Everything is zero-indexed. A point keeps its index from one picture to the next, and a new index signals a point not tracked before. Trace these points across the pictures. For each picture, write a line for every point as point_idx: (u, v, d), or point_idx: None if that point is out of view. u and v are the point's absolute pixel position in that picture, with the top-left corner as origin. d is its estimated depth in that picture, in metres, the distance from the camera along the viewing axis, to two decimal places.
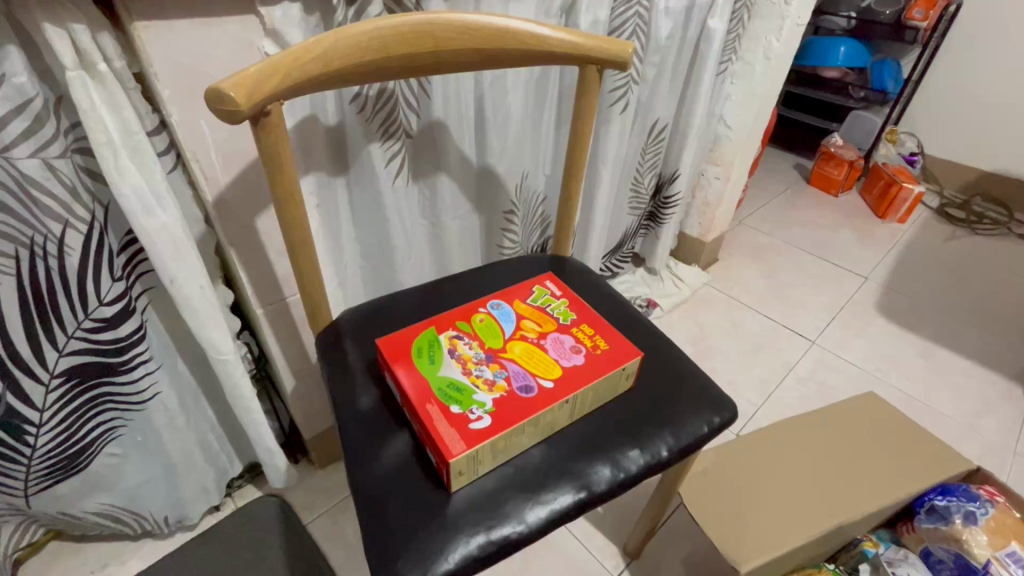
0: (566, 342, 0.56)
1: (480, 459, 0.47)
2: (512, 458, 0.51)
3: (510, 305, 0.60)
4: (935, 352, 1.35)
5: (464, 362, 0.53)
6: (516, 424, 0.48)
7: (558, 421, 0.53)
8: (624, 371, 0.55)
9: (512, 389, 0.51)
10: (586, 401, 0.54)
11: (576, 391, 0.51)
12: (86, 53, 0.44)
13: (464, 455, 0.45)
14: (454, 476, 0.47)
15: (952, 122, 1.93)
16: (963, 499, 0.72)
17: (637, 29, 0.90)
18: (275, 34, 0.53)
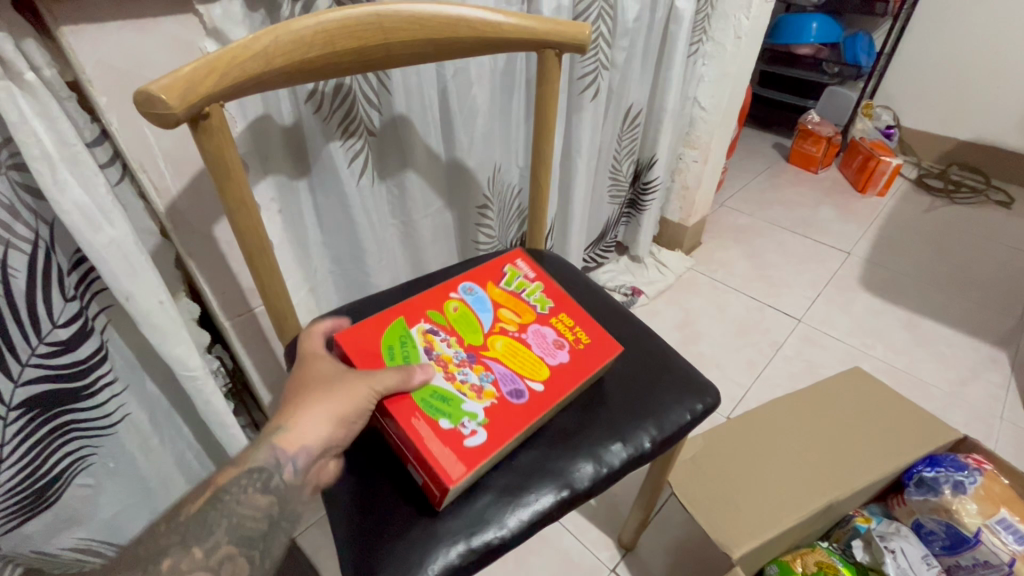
0: (549, 336, 0.55)
1: (477, 473, 0.46)
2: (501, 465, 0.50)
3: (483, 294, 0.58)
4: (919, 322, 1.36)
5: (445, 364, 0.50)
6: (512, 433, 0.47)
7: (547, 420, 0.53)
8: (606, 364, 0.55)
9: (502, 395, 0.49)
10: (575, 397, 0.54)
11: (567, 392, 0.51)
12: (10, 63, 0.42)
13: (462, 475, 0.43)
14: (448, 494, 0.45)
15: (925, 93, 1.95)
16: (951, 469, 0.72)
17: (603, 13, 0.88)
18: (216, 32, 0.51)
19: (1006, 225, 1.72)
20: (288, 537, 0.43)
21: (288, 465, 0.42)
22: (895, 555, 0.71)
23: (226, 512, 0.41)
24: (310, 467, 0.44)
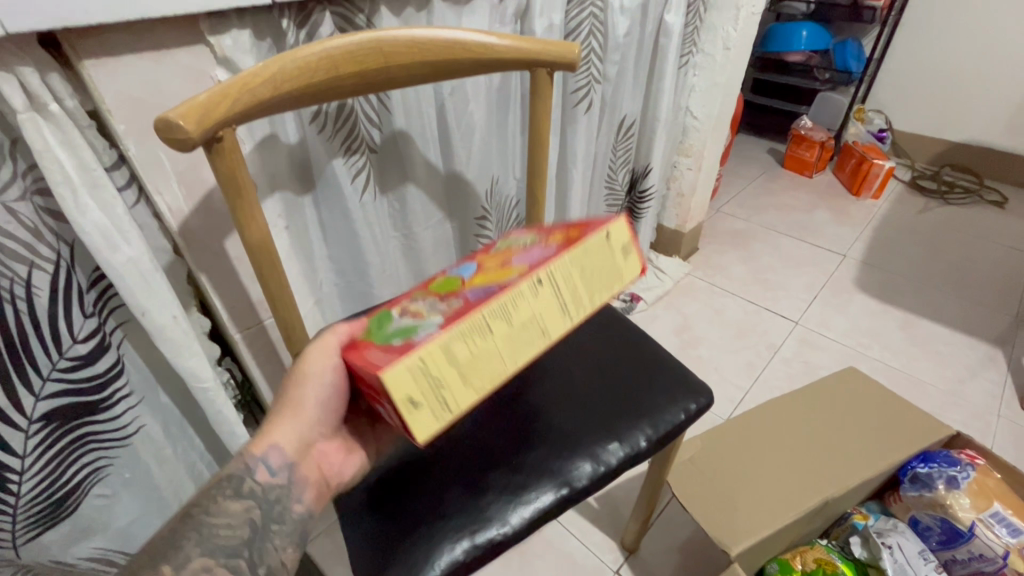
0: (535, 246, 0.45)
1: (440, 385, 0.35)
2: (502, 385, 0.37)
3: (473, 255, 0.52)
4: (915, 322, 1.37)
5: (414, 308, 0.43)
6: (471, 314, 0.36)
7: (562, 321, 0.40)
8: (613, 240, 0.41)
9: (467, 300, 0.39)
10: (592, 283, 0.41)
11: (547, 266, 0.38)
12: (36, 95, 0.45)
13: (394, 364, 0.33)
14: (406, 408, 0.33)
15: (916, 97, 1.98)
16: (944, 465, 0.73)
17: (593, 30, 0.93)
18: (226, 61, 0.54)
19: (1000, 224, 1.74)
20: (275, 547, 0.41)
21: (261, 470, 0.41)
22: (891, 550, 0.72)
23: (196, 524, 0.38)
24: (292, 463, 0.43)
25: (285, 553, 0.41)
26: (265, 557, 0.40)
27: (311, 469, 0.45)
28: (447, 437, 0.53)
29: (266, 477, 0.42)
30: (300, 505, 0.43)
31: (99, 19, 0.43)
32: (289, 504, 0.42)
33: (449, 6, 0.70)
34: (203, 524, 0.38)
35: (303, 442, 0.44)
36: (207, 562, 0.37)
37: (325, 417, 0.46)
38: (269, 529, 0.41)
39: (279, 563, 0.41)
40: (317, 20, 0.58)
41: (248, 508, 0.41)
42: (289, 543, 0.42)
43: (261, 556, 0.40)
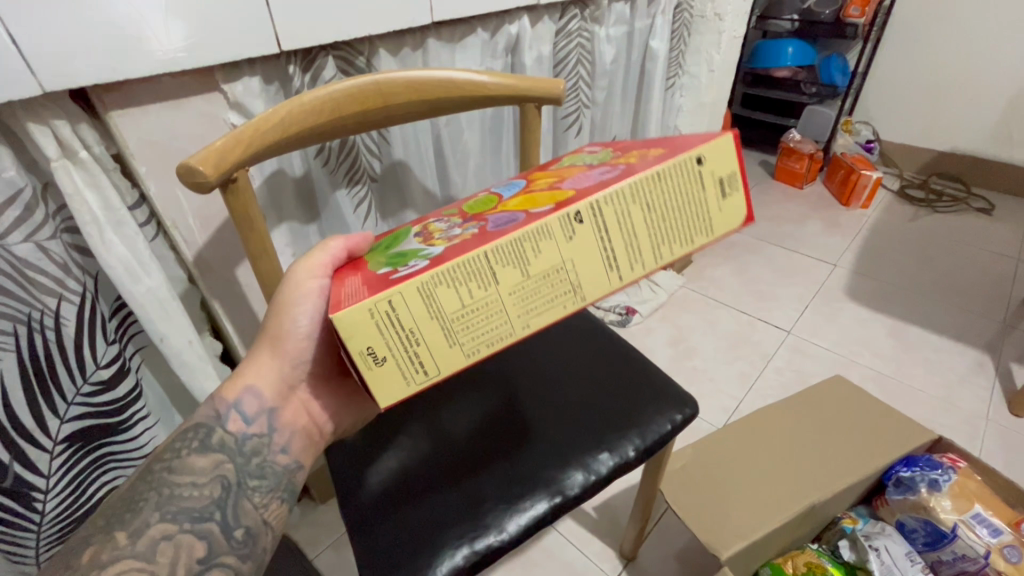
0: (590, 175, 0.43)
1: (416, 328, 0.34)
2: (487, 343, 0.36)
3: (522, 180, 0.51)
4: (905, 329, 1.40)
5: (430, 235, 0.44)
6: (460, 260, 0.34)
7: (578, 279, 0.37)
8: (703, 168, 0.38)
9: (483, 230, 0.39)
10: (629, 235, 0.38)
11: (586, 199, 0.36)
12: (68, 144, 0.49)
13: (355, 309, 0.32)
14: (364, 360, 0.34)
15: (901, 109, 2.04)
16: (927, 468, 0.77)
17: (581, 58, 0.96)
18: (238, 106, 0.59)
19: (987, 231, 1.78)
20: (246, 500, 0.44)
21: (233, 419, 0.46)
22: (878, 553, 0.74)
23: (158, 486, 0.42)
24: (266, 412, 0.47)
25: (268, 509, 0.45)
26: (241, 518, 0.44)
27: (289, 417, 0.49)
28: (447, 450, 0.57)
29: (238, 426, 0.46)
30: (282, 455, 0.47)
31: (120, 78, 0.48)
32: (267, 455, 0.46)
33: (443, 44, 0.76)
34: (166, 486, 0.42)
35: (276, 391, 0.47)
36: (167, 528, 0.41)
37: (301, 367, 0.48)
38: (244, 487, 0.44)
39: (259, 521, 0.45)
40: (321, 64, 0.63)
41: (217, 465, 0.44)
42: (271, 498, 0.46)
43: (235, 516, 0.43)
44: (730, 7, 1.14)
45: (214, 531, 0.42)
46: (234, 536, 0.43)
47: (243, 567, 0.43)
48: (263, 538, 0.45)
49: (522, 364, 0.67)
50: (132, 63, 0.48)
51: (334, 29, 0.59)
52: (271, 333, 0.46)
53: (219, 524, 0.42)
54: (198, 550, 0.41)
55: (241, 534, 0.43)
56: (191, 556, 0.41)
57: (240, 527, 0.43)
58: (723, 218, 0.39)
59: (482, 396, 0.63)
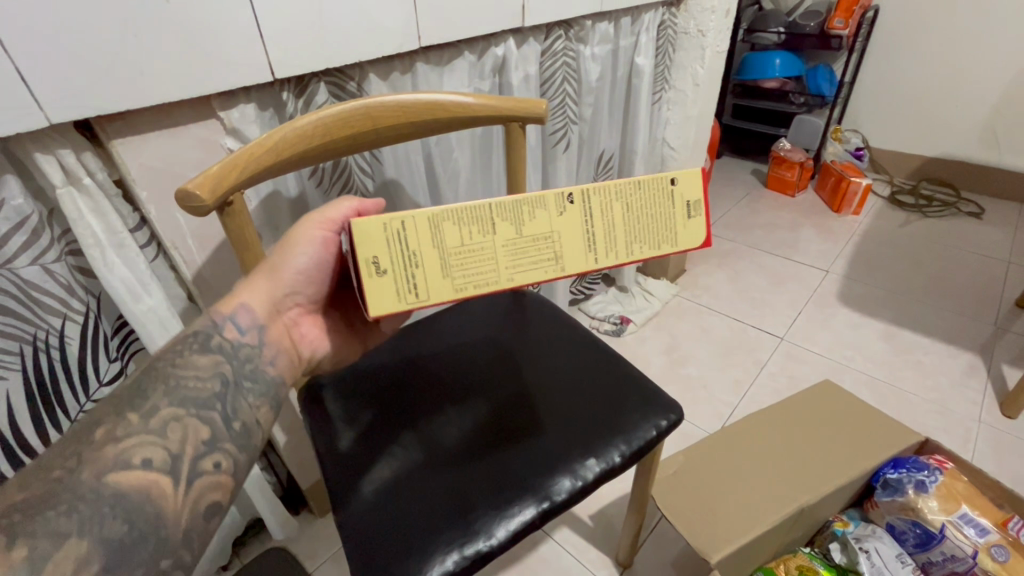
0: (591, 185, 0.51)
1: (415, 257, 0.42)
2: (474, 283, 0.43)
3: None
4: (897, 333, 1.42)
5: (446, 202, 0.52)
6: (466, 206, 0.42)
7: (562, 251, 0.45)
8: (675, 192, 0.46)
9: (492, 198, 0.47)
10: (610, 227, 0.45)
11: (577, 189, 0.44)
12: (72, 171, 0.52)
13: (373, 220, 0.41)
14: (367, 268, 0.41)
15: (889, 116, 2.07)
16: (913, 470, 0.78)
17: (567, 75, 1.00)
18: (235, 131, 0.62)
19: (977, 235, 1.80)
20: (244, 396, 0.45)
21: (230, 327, 0.47)
22: (869, 555, 0.75)
23: (163, 376, 0.42)
24: (260, 328, 0.49)
25: (260, 410, 0.46)
26: (239, 412, 0.44)
27: (276, 338, 0.51)
28: (438, 459, 0.59)
29: (234, 335, 0.47)
30: (271, 368, 0.49)
31: (122, 108, 0.51)
32: (260, 363, 0.48)
33: (431, 68, 0.79)
34: (171, 377, 0.42)
35: (269, 313, 0.50)
36: (176, 411, 0.41)
37: (293, 293, 0.52)
38: (240, 385, 0.46)
39: (254, 419, 0.45)
40: (314, 89, 0.66)
41: (216, 364, 0.45)
42: (262, 402, 0.47)
43: (234, 409, 0.44)
44: (712, 23, 1.18)
45: (217, 420, 0.43)
46: (233, 427, 0.43)
47: (241, 458, 0.43)
48: (258, 436, 0.45)
49: (513, 373, 0.69)
50: (133, 95, 0.51)
51: (325, 58, 0.63)
52: (274, 261, 0.51)
53: (219, 414, 0.43)
54: (204, 434, 0.41)
55: (239, 427, 0.44)
56: (196, 438, 0.41)
57: (238, 420, 0.44)
58: (687, 232, 0.47)
59: (473, 405, 0.65)
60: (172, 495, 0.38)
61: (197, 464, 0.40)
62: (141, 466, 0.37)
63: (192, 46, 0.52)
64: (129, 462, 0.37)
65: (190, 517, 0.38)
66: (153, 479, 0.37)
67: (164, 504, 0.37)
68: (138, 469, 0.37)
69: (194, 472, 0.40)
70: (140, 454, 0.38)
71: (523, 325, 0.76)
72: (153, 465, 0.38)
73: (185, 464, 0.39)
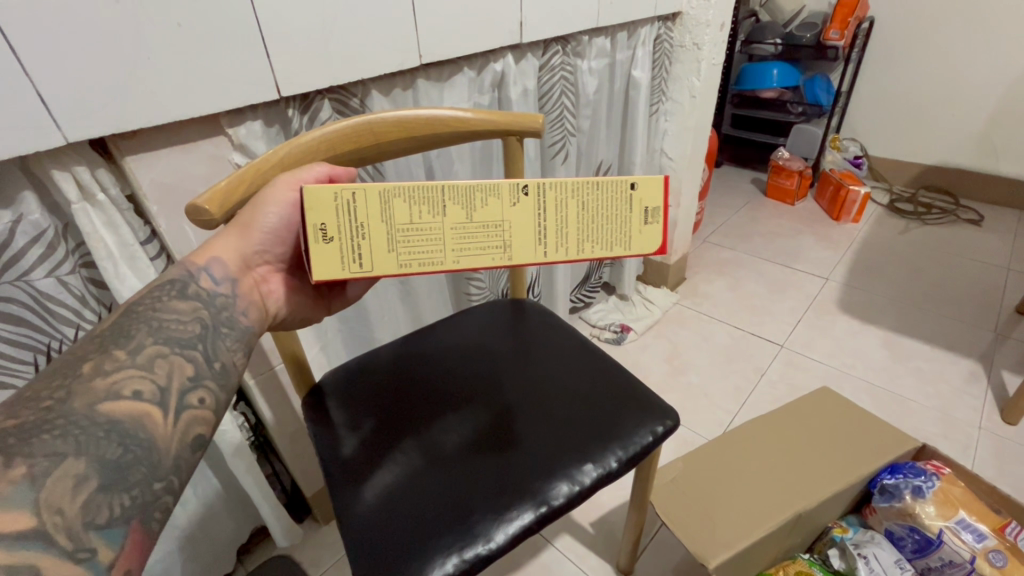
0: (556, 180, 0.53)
1: (362, 228, 0.44)
2: (419, 260, 0.45)
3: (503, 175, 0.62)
4: (897, 340, 1.43)
5: None
6: (421, 186, 0.44)
7: (509, 239, 0.47)
8: (634, 197, 0.48)
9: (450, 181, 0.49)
10: (560, 222, 0.48)
11: (535, 180, 0.46)
12: (86, 187, 0.54)
13: (326, 189, 0.42)
14: (316, 234, 0.43)
15: (886, 125, 2.09)
16: (910, 476, 0.79)
17: (565, 88, 1.02)
18: (242, 147, 0.64)
19: (977, 242, 1.80)
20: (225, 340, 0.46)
21: (204, 278, 0.47)
22: (867, 560, 0.76)
23: (145, 319, 0.42)
24: (232, 280, 0.49)
25: (237, 356, 0.47)
26: (219, 354, 0.45)
27: (252, 293, 0.51)
28: (438, 464, 0.60)
29: (209, 285, 0.47)
30: (245, 318, 0.49)
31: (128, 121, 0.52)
32: (235, 312, 0.48)
33: (432, 83, 0.81)
34: (153, 320, 0.43)
35: (240, 267, 0.50)
36: (161, 348, 0.41)
37: (270, 248, 0.52)
38: (219, 330, 0.46)
39: (232, 362, 0.46)
40: (318, 106, 0.68)
41: (195, 310, 0.46)
42: (240, 347, 0.47)
43: (214, 351, 0.45)
44: (708, 37, 1.20)
45: (200, 359, 0.43)
46: (213, 366, 0.44)
47: (222, 395, 0.44)
48: (236, 376, 0.46)
49: (512, 381, 0.70)
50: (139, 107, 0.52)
51: (329, 77, 0.65)
52: (244, 217, 0.50)
53: (201, 353, 0.44)
54: (188, 371, 0.42)
55: (220, 366, 0.45)
56: (181, 374, 0.42)
57: (218, 361, 0.45)
58: (643, 237, 0.49)
59: (472, 412, 0.66)
60: (162, 423, 0.39)
61: (184, 399, 0.41)
62: (132, 397, 0.38)
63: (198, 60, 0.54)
64: (120, 394, 0.37)
65: (179, 446, 0.39)
66: (143, 409, 0.38)
67: (155, 431, 0.38)
68: (129, 400, 0.38)
69: (181, 404, 0.40)
70: (134, 383, 0.38)
71: (523, 335, 0.77)
72: (143, 397, 0.38)
73: (173, 396, 0.40)
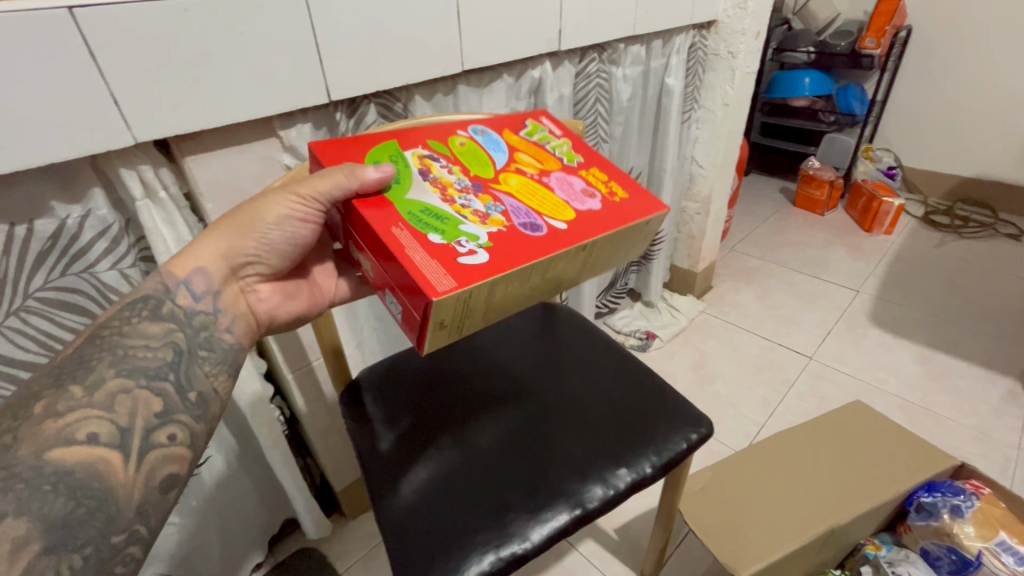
0: (575, 185, 0.56)
1: (467, 313, 0.45)
2: (498, 313, 0.49)
3: (502, 142, 0.61)
4: (931, 356, 1.39)
5: (445, 190, 0.52)
6: (517, 269, 0.44)
7: (563, 279, 0.52)
8: (648, 226, 0.55)
9: (513, 227, 0.49)
10: (600, 256, 0.53)
11: (596, 238, 0.49)
12: (150, 184, 0.57)
13: (452, 295, 0.41)
14: (434, 328, 0.43)
15: (922, 136, 2.05)
16: (948, 494, 0.77)
17: (599, 96, 1.04)
18: (292, 148, 0.67)
19: (1019, 258, 1.74)
20: (201, 366, 0.49)
21: (182, 293, 0.49)
22: None
23: (110, 347, 0.45)
24: (214, 293, 0.51)
25: (217, 379, 0.50)
26: (195, 382, 0.48)
27: (235, 304, 0.53)
28: (474, 462, 0.61)
29: (187, 301, 0.50)
30: (227, 334, 0.52)
31: (40, 156, 0.47)
32: (214, 332, 0.51)
33: (471, 89, 0.83)
34: (118, 347, 0.45)
35: (226, 277, 0.52)
36: (124, 382, 0.44)
37: (254, 259, 0.53)
38: (194, 355, 0.49)
39: (211, 389, 0.49)
40: (364, 110, 0.70)
41: (168, 332, 0.48)
42: (219, 370, 0.50)
43: (188, 379, 0.47)
44: (742, 45, 1.19)
45: (170, 391, 0.46)
46: (188, 397, 0.47)
47: (198, 428, 0.47)
48: (214, 404, 0.49)
49: (543, 384, 0.71)
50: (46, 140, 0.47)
51: (377, 82, 0.67)
52: (237, 228, 0.51)
53: (172, 384, 0.46)
54: (155, 406, 0.45)
55: (195, 397, 0.47)
56: (148, 410, 0.44)
57: (193, 390, 0.47)
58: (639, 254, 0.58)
59: (504, 412, 0.67)
60: (122, 471, 0.41)
61: (149, 438, 0.44)
62: (86, 441, 0.40)
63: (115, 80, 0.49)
64: (73, 437, 0.40)
65: (143, 491, 0.42)
66: (101, 454, 0.41)
67: (113, 480, 0.40)
68: (83, 445, 0.40)
69: (146, 445, 0.43)
70: (97, 426, 0.41)
71: (554, 338, 0.78)
72: (100, 440, 0.41)
73: (136, 436, 0.43)
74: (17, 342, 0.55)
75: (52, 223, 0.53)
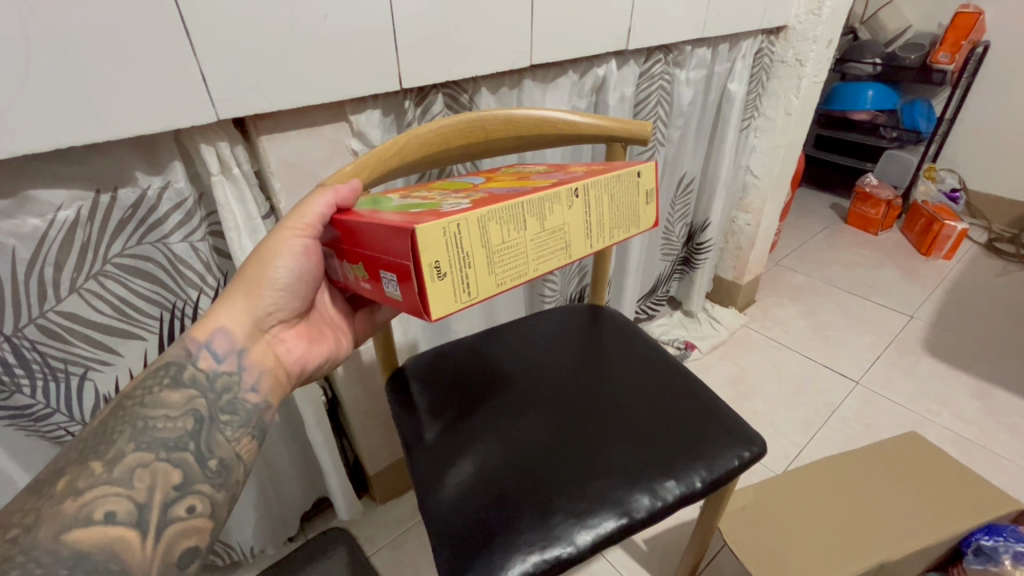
0: (560, 172, 0.55)
1: (464, 260, 0.39)
2: (511, 275, 0.43)
3: (483, 176, 0.61)
4: (990, 392, 1.32)
5: (426, 195, 0.50)
6: (507, 204, 0.41)
7: (571, 242, 0.46)
8: (641, 180, 0.52)
9: (497, 192, 0.46)
10: (601, 215, 0.49)
11: (584, 180, 0.46)
12: (225, 161, 0.58)
13: (435, 224, 0.37)
14: (430, 272, 0.37)
15: (993, 158, 1.94)
16: (1011, 539, 0.73)
17: (660, 100, 1.02)
18: (360, 133, 0.67)
19: None
20: (220, 434, 0.45)
21: (204, 356, 0.46)
22: None
23: (131, 419, 0.42)
24: (238, 351, 0.47)
25: (239, 443, 0.46)
26: (216, 449, 0.44)
27: (265, 359, 0.49)
28: (518, 458, 0.61)
29: (210, 364, 0.46)
30: (256, 393, 0.48)
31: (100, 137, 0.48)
32: (238, 393, 0.47)
33: (537, 84, 0.82)
34: (138, 419, 0.42)
35: (250, 333, 0.48)
36: (143, 456, 0.41)
37: (274, 307, 0.49)
38: (216, 421, 0.45)
39: (233, 454, 0.45)
40: (431, 100, 0.71)
41: (189, 399, 0.45)
42: (242, 434, 0.46)
43: (209, 447, 0.44)
44: (812, 53, 1.15)
45: (191, 461, 0.43)
46: (208, 466, 0.43)
47: (218, 496, 0.43)
48: (237, 470, 0.45)
49: (581, 386, 0.70)
50: (69, 130, 0.46)
51: (446, 71, 0.67)
52: (247, 277, 0.48)
53: (193, 454, 0.43)
54: (173, 478, 0.41)
55: (215, 464, 0.44)
56: (166, 482, 0.41)
57: (214, 458, 0.44)
58: (644, 217, 0.54)
59: (541, 412, 0.66)
60: (139, 549, 0.38)
61: (168, 511, 0.40)
62: (104, 521, 0.37)
63: (175, 71, 0.49)
64: (91, 517, 0.37)
65: (160, 566, 0.39)
66: (118, 533, 0.38)
67: (130, 558, 0.38)
68: (101, 525, 0.37)
69: (164, 520, 0.40)
70: (114, 504, 0.38)
71: (593, 340, 0.77)
72: (118, 519, 0.38)
73: (153, 513, 0.40)
74: (93, 304, 0.57)
75: (134, 193, 0.55)
